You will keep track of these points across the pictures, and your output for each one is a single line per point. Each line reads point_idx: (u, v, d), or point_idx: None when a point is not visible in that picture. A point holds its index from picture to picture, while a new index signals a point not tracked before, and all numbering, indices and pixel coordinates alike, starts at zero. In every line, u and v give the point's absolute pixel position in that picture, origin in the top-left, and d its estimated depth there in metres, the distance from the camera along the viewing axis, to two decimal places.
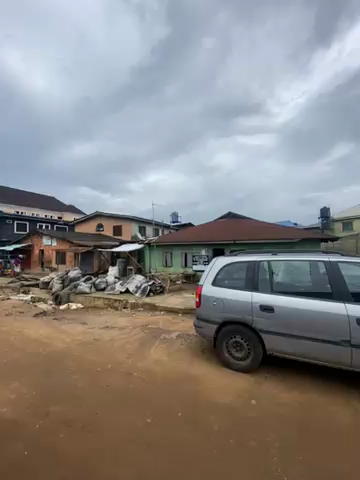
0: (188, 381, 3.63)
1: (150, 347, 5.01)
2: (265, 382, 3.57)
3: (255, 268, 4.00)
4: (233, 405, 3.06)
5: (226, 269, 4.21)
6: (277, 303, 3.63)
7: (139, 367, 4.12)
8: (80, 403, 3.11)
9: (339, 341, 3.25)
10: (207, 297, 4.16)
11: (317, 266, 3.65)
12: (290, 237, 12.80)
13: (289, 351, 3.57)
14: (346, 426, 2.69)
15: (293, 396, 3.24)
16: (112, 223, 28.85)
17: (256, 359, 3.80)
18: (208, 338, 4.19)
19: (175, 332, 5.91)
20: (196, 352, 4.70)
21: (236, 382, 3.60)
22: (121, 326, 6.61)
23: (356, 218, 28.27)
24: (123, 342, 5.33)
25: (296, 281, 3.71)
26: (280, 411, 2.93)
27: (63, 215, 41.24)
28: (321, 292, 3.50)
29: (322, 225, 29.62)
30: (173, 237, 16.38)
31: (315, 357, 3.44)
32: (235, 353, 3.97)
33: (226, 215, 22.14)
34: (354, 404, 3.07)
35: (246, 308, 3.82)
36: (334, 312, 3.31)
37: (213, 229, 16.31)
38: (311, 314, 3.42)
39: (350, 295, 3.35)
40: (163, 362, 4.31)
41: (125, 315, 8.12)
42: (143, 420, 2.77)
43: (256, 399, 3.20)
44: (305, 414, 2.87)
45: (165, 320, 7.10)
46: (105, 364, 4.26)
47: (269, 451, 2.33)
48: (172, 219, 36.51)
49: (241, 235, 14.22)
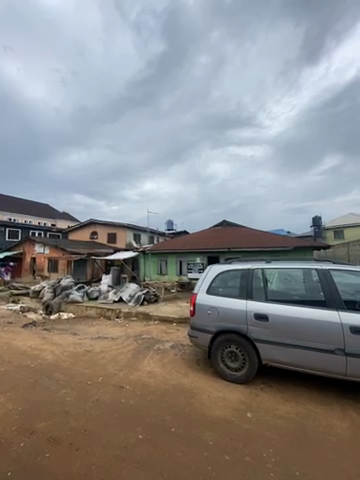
0: (182, 393, 3.52)
1: (143, 358, 4.87)
2: (260, 394, 3.49)
3: (249, 276, 4.00)
4: (228, 418, 2.97)
5: (221, 277, 4.20)
6: (272, 311, 3.62)
7: (132, 379, 3.98)
8: (69, 419, 2.96)
9: (334, 349, 3.24)
10: (201, 306, 4.12)
11: (310, 273, 3.69)
12: (283, 245, 12.95)
13: (285, 360, 3.52)
14: (343, 438, 2.64)
15: (289, 408, 3.17)
16: (107, 230, 28.64)
17: (252, 369, 3.73)
18: (203, 348, 4.12)
19: (169, 342, 5.78)
20: (190, 363, 4.59)
21: (231, 394, 3.52)
22: (113, 336, 6.44)
23: (346, 227, 28.96)
24: (116, 353, 5.17)
25: (290, 288, 3.72)
26: (276, 424, 2.86)
27: (56, 222, 40.59)
28: (314, 299, 3.51)
29: (314, 233, 30.27)
30: (168, 244, 16.36)
31: (310, 366, 3.40)
32: (230, 363, 3.90)
33: (220, 223, 22.32)
34: (350, 415, 3.02)
35: (240, 317, 3.78)
36: (328, 320, 3.31)
37: (208, 237, 16.40)
38: (305, 322, 3.41)
39: (343, 303, 3.36)
40: (157, 374, 4.19)
41: (118, 324, 7.92)
42: (134, 436, 2.65)
43: (252, 411, 3.11)
44: (301, 427, 2.80)
45: (158, 330, 6.95)
46: (96, 376, 4.10)
47: (265, 466, 2.25)
48: (167, 227, 36.59)
49: (235, 243, 14.30)
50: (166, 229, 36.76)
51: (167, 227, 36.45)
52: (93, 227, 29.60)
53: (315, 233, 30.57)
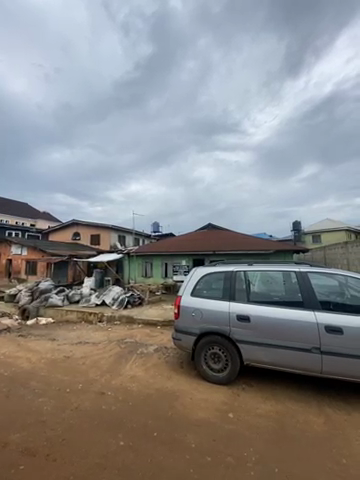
0: (164, 397, 3.48)
1: (125, 363, 4.76)
2: (242, 394, 3.56)
3: (232, 278, 4.09)
4: (211, 419, 3.00)
5: (206, 279, 4.25)
6: (253, 312, 3.72)
7: (114, 385, 3.88)
8: (45, 429, 2.80)
9: (311, 348, 3.40)
10: (186, 308, 4.14)
11: (290, 276, 3.85)
12: (266, 249, 13.41)
13: (265, 360, 3.63)
14: (318, 433, 2.77)
15: (269, 407, 3.27)
16: (90, 232, 27.87)
17: (234, 369, 3.80)
18: (186, 350, 4.12)
19: (153, 346, 5.71)
20: (174, 365, 4.58)
21: (214, 395, 3.54)
22: (95, 341, 6.23)
23: (323, 232, 30.68)
24: (98, 358, 5.02)
25: (271, 290, 3.85)
26: (257, 423, 2.92)
27: (36, 222, 38.65)
28: (293, 301, 3.67)
29: (295, 238, 31.72)
30: (153, 246, 16.24)
31: (289, 365, 3.54)
32: (213, 365, 3.94)
33: (205, 226, 22.66)
34: (325, 411, 3.18)
35: (223, 319, 3.85)
36: (305, 320, 3.48)
37: (193, 240, 16.51)
38: (284, 322, 3.55)
39: (319, 303, 3.54)
40: (140, 378, 4.13)
41: (100, 329, 7.68)
42: (115, 443, 2.57)
43: (234, 411, 3.16)
44: (278, 425, 2.90)
45: (142, 333, 6.84)
46: (76, 383, 3.94)
47: (246, 466, 2.29)
48: (153, 229, 36.36)
49: (220, 246, 14.54)
50: (151, 230, 36.46)
51: (153, 229, 36.23)
52: (76, 228, 28.67)
53: (294, 237, 32.13)
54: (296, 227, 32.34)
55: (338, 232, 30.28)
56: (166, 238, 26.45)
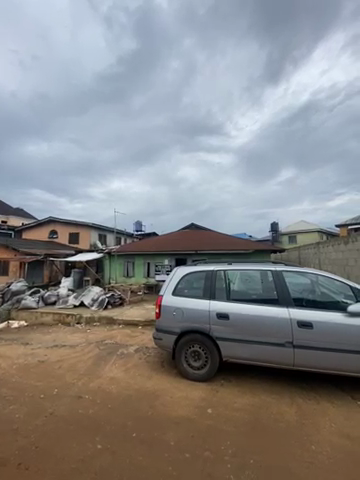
0: (144, 397, 3.47)
1: (104, 365, 4.64)
2: (220, 390, 3.66)
3: (212, 278, 4.18)
4: (190, 415, 3.06)
5: (187, 279, 4.30)
6: (232, 310, 3.84)
7: (92, 388, 3.78)
8: (16, 437, 2.64)
9: (284, 342, 3.60)
10: (167, 307, 4.15)
11: (267, 275, 4.02)
12: (245, 249, 13.88)
13: (243, 356, 3.78)
14: (290, 423, 2.94)
15: (246, 400, 3.40)
16: (69, 230, 26.67)
17: (214, 366, 3.90)
18: (167, 349, 4.13)
19: (134, 346, 5.64)
20: (154, 365, 4.58)
21: (194, 392, 3.60)
22: (72, 344, 5.99)
23: (299, 233, 32.52)
24: (75, 361, 4.84)
25: (249, 289, 4.00)
26: (234, 417, 3.03)
27: (8, 219, 36.02)
28: (269, 298, 3.86)
29: (272, 239, 33.26)
30: (135, 245, 16.00)
31: (265, 359, 3.71)
32: (193, 363, 4.00)
33: (188, 226, 22.82)
34: (297, 401, 3.39)
35: (203, 317, 3.93)
36: (280, 316, 3.67)
37: (176, 239, 16.54)
38: (261, 319, 3.72)
39: (292, 300, 3.76)
40: (119, 379, 4.06)
41: (78, 331, 7.40)
42: (93, 447, 2.51)
43: (212, 407, 3.24)
44: (254, 417, 3.03)
45: (122, 334, 6.71)
46: (51, 388, 3.76)
47: (223, 459, 2.37)
48: (135, 228, 35.78)
49: (202, 246, 14.74)
50: (134, 230, 35.84)
51: (135, 229, 35.67)
52: (53, 225, 27.28)
53: (272, 237, 33.68)
54: (275, 228, 33.85)
55: (311, 233, 32.31)
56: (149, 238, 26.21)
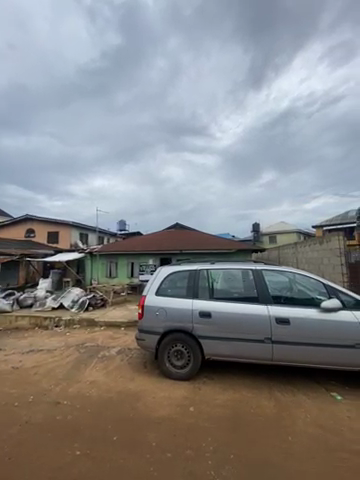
0: (126, 399, 3.41)
1: (85, 368, 4.49)
2: (203, 388, 3.71)
3: (195, 277, 4.22)
4: (172, 415, 3.06)
5: (171, 278, 4.29)
6: (214, 309, 3.91)
7: (71, 392, 3.63)
8: None
9: (263, 338, 3.74)
10: (150, 307, 4.11)
11: (248, 273, 4.14)
12: (228, 249, 14.19)
13: (224, 353, 3.86)
14: (269, 416, 3.05)
15: (227, 397, 3.48)
16: (48, 229, 25.45)
17: (196, 365, 3.93)
18: (150, 350, 4.10)
19: (116, 348, 5.51)
20: (137, 366, 4.52)
21: (176, 392, 3.61)
22: (50, 348, 5.70)
23: (279, 233, 33.97)
24: (53, 366, 4.62)
25: (231, 287, 4.10)
26: (216, 414, 3.08)
27: None
28: (250, 296, 3.98)
29: (254, 238, 34.40)
30: (118, 245, 15.66)
31: (245, 355, 3.82)
32: (176, 362, 4.00)
33: (173, 226, 22.80)
34: (275, 395, 3.54)
35: (186, 316, 3.95)
36: (260, 314, 3.80)
37: (160, 239, 16.45)
38: (241, 316, 3.82)
39: (271, 298, 3.91)
40: (100, 382, 3.95)
41: (56, 334, 7.08)
42: (71, 453, 2.42)
43: (195, 405, 3.28)
44: (235, 413, 3.11)
45: (104, 336, 6.54)
46: (26, 395, 3.56)
47: (204, 456, 2.40)
48: (119, 228, 35.04)
49: (187, 245, 14.81)
50: (117, 229, 35.06)
51: (119, 228, 34.93)
52: (30, 224, 25.88)
53: (254, 237, 34.78)
54: (256, 228, 35.02)
55: (290, 234, 33.87)
56: (133, 237, 25.81)
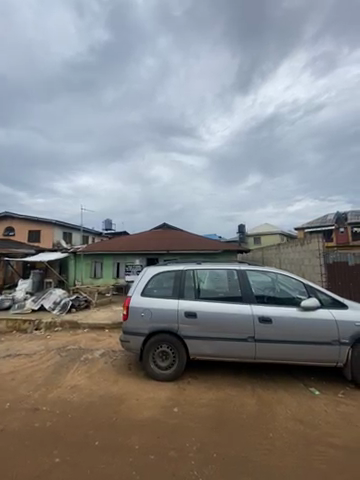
0: (109, 403, 3.33)
1: (66, 372, 4.33)
2: (187, 388, 3.72)
3: (181, 278, 4.23)
4: (156, 416, 3.04)
5: (157, 279, 4.26)
6: (200, 309, 3.94)
7: (51, 398, 3.49)
8: None
9: (247, 337, 3.83)
10: (135, 308, 4.06)
11: (233, 274, 4.21)
12: (215, 249, 14.39)
13: (209, 352, 3.90)
14: (252, 414, 3.13)
15: (212, 396, 3.52)
16: (28, 227, 24.30)
17: (181, 365, 3.94)
18: (134, 351, 4.04)
19: (100, 351, 5.38)
20: (121, 368, 4.44)
21: (161, 393, 3.59)
22: (29, 352, 5.43)
23: (263, 234, 35.04)
24: (32, 371, 4.41)
25: (217, 287, 4.15)
26: (200, 413, 3.10)
27: None
28: (234, 296, 4.05)
29: (240, 239, 35.16)
30: (104, 245, 15.31)
31: (229, 355, 3.89)
32: (160, 363, 3.98)
33: (160, 225, 22.71)
34: (258, 392, 3.63)
35: (172, 316, 3.95)
36: (244, 313, 3.88)
37: (147, 239, 16.31)
38: (226, 316, 3.89)
39: (254, 297, 4.01)
40: (82, 386, 3.83)
41: (36, 338, 6.77)
42: (49, 461, 2.32)
43: (179, 405, 3.28)
44: (219, 411, 3.15)
45: (88, 339, 6.35)
46: (1, 403, 3.36)
47: (187, 456, 2.41)
48: (104, 227, 34.26)
49: (174, 246, 14.81)
50: (103, 229, 34.26)
51: (105, 227, 34.16)
52: (9, 222, 24.58)
53: (240, 238, 35.54)
54: (242, 229, 35.84)
55: (274, 235, 35.01)
56: (119, 237, 25.35)
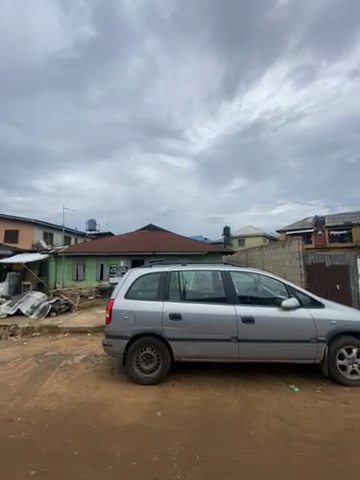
0: (90, 410, 3.20)
1: (44, 380, 4.11)
2: (171, 391, 3.68)
3: (166, 279, 4.20)
4: (139, 421, 2.97)
5: (141, 280, 4.20)
6: (184, 310, 3.93)
7: (26, 408, 3.28)
8: None
9: (230, 337, 3.88)
10: (118, 311, 3.96)
11: (217, 275, 4.26)
12: (201, 250, 14.51)
13: (193, 354, 3.90)
14: (235, 413, 3.16)
15: (195, 397, 3.51)
16: (5, 227, 22.95)
17: (165, 368, 3.90)
18: (117, 355, 3.93)
19: (81, 356, 5.17)
20: (103, 373, 4.30)
21: (144, 397, 3.52)
22: (3, 360, 5.08)
23: (247, 237, 36.00)
24: (6, 380, 4.13)
25: (202, 288, 4.17)
26: (183, 416, 3.08)
27: None
28: (219, 297, 4.10)
29: (225, 240, 35.79)
30: (87, 246, 14.84)
31: (213, 355, 3.91)
32: (144, 366, 3.91)
33: (146, 226, 22.49)
34: (241, 391, 3.68)
35: (156, 318, 3.90)
36: (227, 314, 3.94)
37: (133, 240, 16.06)
38: (210, 317, 3.92)
39: (238, 298, 4.09)
40: (61, 394, 3.65)
41: (11, 344, 6.36)
42: (24, 474, 2.18)
43: (163, 409, 3.23)
44: (202, 413, 3.15)
45: (68, 344, 6.09)
46: None
47: (170, 460, 2.37)
48: (88, 228, 33.25)
49: (160, 247, 14.72)
50: (86, 229, 33.20)
51: (89, 228, 33.17)
52: None
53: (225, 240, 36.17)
54: (227, 232, 36.56)
55: (257, 238, 36.09)
56: (103, 238, 24.72)
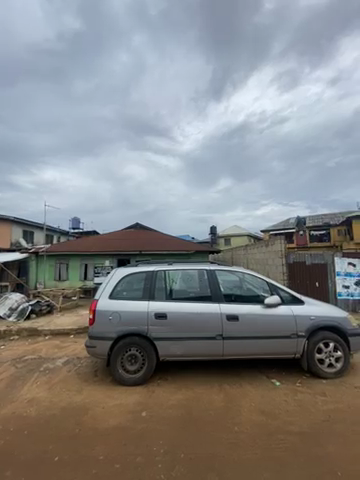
0: (72, 414, 3.10)
1: (22, 385, 3.92)
2: (156, 390, 3.66)
3: (152, 278, 4.16)
4: (123, 423, 2.93)
5: (127, 280, 4.13)
6: (170, 310, 3.93)
7: (3, 415, 3.11)
8: None
9: (215, 335, 3.93)
10: (102, 311, 3.87)
11: (203, 274, 4.29)
12: (187, 250, 14.57)
13: (179, 353, 3.91)
14: (219, 410, 3.21)
15: (181, 396, 3.52)
16: None
17: (150, 368, 3.87)
18: (101, 357, 3.85)
19: (62, 359, 4.99)
20: (86, 376, 4.18)
21: (129, 398, 3.47)
22: None
23: (233, 236, 36.69)
24: None
25: (188, 287, 4.19)
26: (168, 415, 3.08)
27: None
28: (204, 295, 4.13)
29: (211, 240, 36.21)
30: (71, 245, 14.35)
31: (199, 353, 3.95)
32: (129, 367, 3.86)
33: (133, 225, 22.17)
34: (225, 388, 3.75)
35: (142, 318, 3.86)
36: (213, 312, 3.99)
37: (119, 239, 15.77)
38: (196, 315, 3.94)
39: (223, 296, 4.15)
40: (41, 399, 3.50)
41: None
42: None
43: (147, 409, 3.21)
44: (187, 411, 3.16)
45: (49, 347, 5.85)
46: None
47: (155, 460, 2.36)
48: (72, 226, 32.14)
49: (146, 246, 14.57)
50: (70, 227, 32.07)
51: (72, 226, 32.07)
52: None
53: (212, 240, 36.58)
54: (213, 232, 37.03)
55: (243, 237, 36.91)
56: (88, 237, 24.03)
